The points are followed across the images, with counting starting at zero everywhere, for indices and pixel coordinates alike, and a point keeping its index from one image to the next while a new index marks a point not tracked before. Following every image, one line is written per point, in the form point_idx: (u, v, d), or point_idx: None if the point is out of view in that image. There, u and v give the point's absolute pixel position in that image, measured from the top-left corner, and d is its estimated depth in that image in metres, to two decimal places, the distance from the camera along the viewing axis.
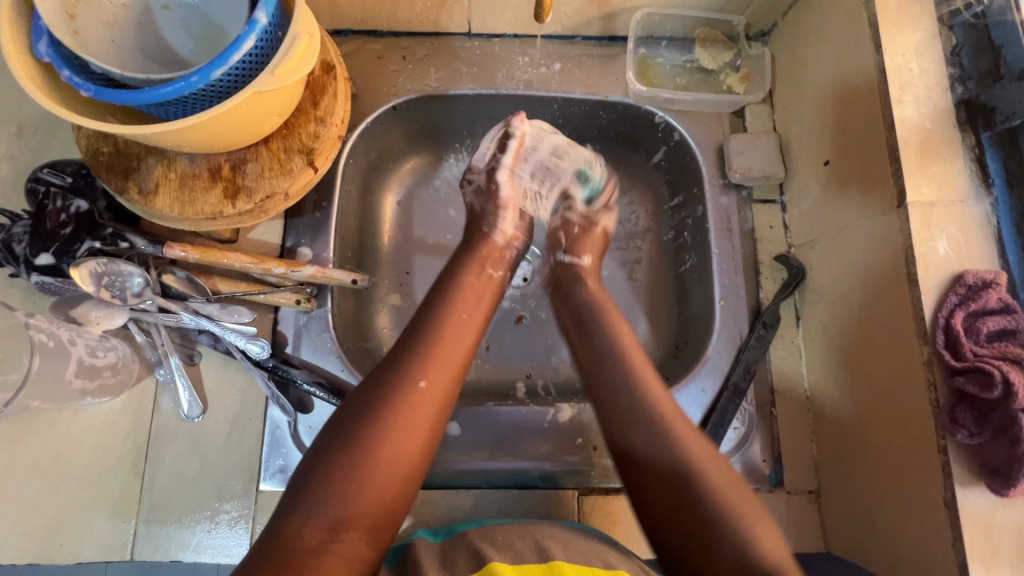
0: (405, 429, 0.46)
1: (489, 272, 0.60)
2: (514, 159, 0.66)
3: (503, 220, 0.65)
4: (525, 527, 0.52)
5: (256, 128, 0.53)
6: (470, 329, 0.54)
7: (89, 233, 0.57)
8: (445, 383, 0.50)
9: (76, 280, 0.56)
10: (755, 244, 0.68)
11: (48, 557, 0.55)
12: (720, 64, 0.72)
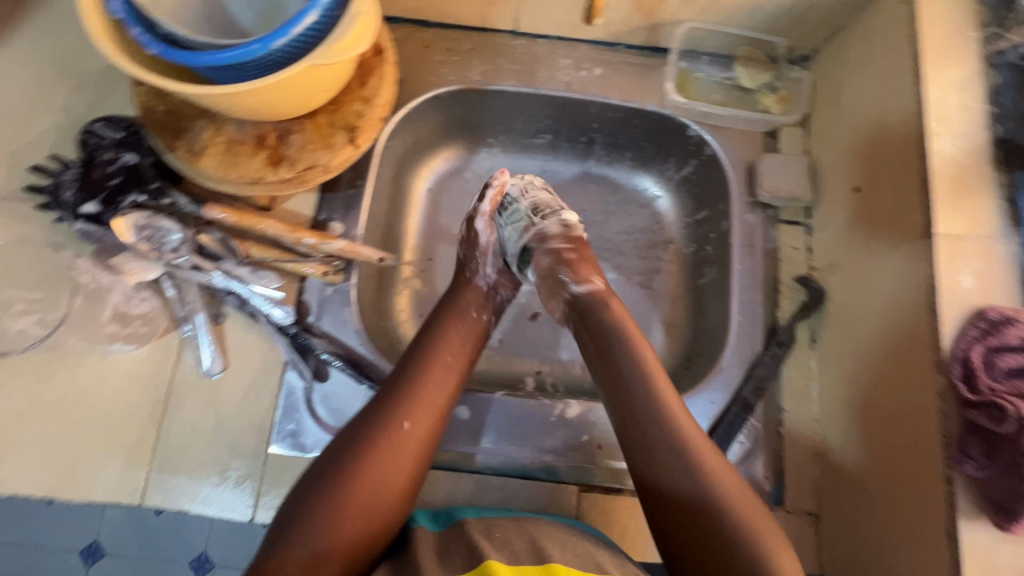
0: (388, 463, 0.51)
1: (475, 317, 0.63)
2: (492, 208, 0.69)
3: (485, 266, 0.68)
4: (520, 523, 0.53)
5: (306, 100, 0.54)
6: (454, 372, 0.58)
7: (135, 186, 0.60)
8: (426, 423, 0.54)
9: (117, 230, 0.58)
10: (778, 264, 0.68)
11: (64, 494, 0.58)
12: (758, 84, 0.73)
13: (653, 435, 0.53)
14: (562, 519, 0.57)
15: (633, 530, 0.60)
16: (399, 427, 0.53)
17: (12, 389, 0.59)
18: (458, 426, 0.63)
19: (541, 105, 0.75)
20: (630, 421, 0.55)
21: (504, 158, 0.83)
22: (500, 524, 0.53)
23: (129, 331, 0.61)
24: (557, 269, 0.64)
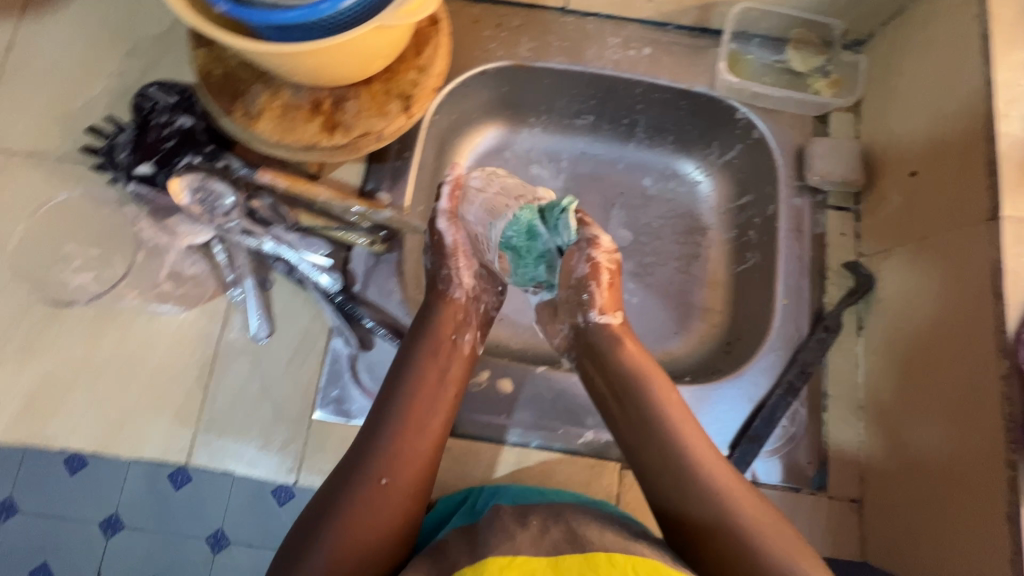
0: (369, 527, 0.48)
1: (454, 343, 0.59)
2: (450, 206, 0.61)
3: (461, 271, 0.61)
4: (559, 510, 0.52)
5: (364, 65, 0.55)
6: (435, 414, 0.55)
7: (190, 148, 0.61)
8: (407, 473, 0.51)
9: (172, 191, 0.59)
10: (826, 249, 0.68)
11: (113, 450, 0.59)
12: (810, 68, 0.71)
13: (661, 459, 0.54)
14: (592, 504, 0.56)
15: None
16: (377, 483, 0.50)
17: (67, 346, 0.60)
18: (500, 401, 0.63)
19: (587, 84, 0.75)
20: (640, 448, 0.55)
21: (544, 138, 0.84)
22: (538, 511, 0.52)
23: (181, 292, 0.62)
24: (585, 287, 0.59)
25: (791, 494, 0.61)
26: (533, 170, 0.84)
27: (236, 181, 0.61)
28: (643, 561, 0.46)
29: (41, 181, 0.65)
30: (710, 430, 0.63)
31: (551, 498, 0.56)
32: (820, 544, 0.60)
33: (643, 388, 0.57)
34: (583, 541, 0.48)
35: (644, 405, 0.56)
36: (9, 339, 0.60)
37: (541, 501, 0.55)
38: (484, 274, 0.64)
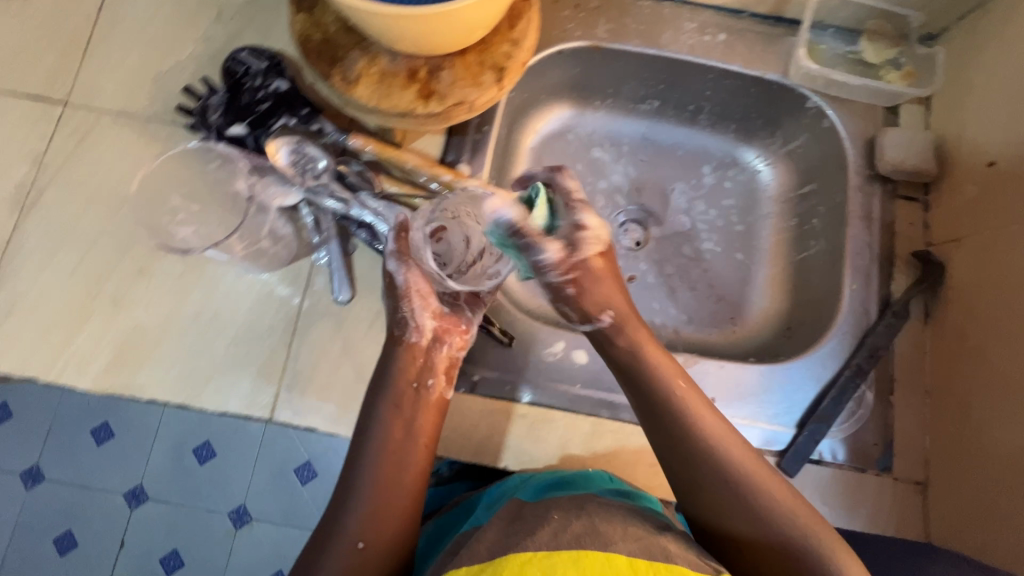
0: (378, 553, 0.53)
1: (419, 389, 0.58)
2: (399, 245, 0.58)
3: (416, 313, 0.59)
4: (582, 506, 0.50)
5: (464, 35, 0.56)
6: (410, 467, 0.56)
7: (285, 110, 0.62)
8: (383, 533, 0.53)
9: (269, 150, 0.58)
10: (895, 237, 0.69)
11: (199, 403, 0.60)
12: (882, 59, 0.72)
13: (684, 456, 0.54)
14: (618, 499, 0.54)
15: None
16: (355, 548, 0.52)
17: (157, 300, 0.62)
18: (575, 370, 0.65)
19: (660, 68, 0.76)
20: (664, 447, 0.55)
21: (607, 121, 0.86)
22: (559, 507, 0.50)
23: (275, 251, 0.62)
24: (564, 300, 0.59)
25: (857, 474, 0.62)
26: (594, 153, 0.86)
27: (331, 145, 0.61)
28: (667, 565, 0.44)
29: (130, 140, 0.66)
30: (778, 409, 0.64)
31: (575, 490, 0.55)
32: (883, 522, 0.61)
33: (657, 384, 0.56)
34: (603, 539, 0.46)
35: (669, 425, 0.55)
36: (100, 292, 0.62)
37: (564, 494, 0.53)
38: (448, 313, 0.60)
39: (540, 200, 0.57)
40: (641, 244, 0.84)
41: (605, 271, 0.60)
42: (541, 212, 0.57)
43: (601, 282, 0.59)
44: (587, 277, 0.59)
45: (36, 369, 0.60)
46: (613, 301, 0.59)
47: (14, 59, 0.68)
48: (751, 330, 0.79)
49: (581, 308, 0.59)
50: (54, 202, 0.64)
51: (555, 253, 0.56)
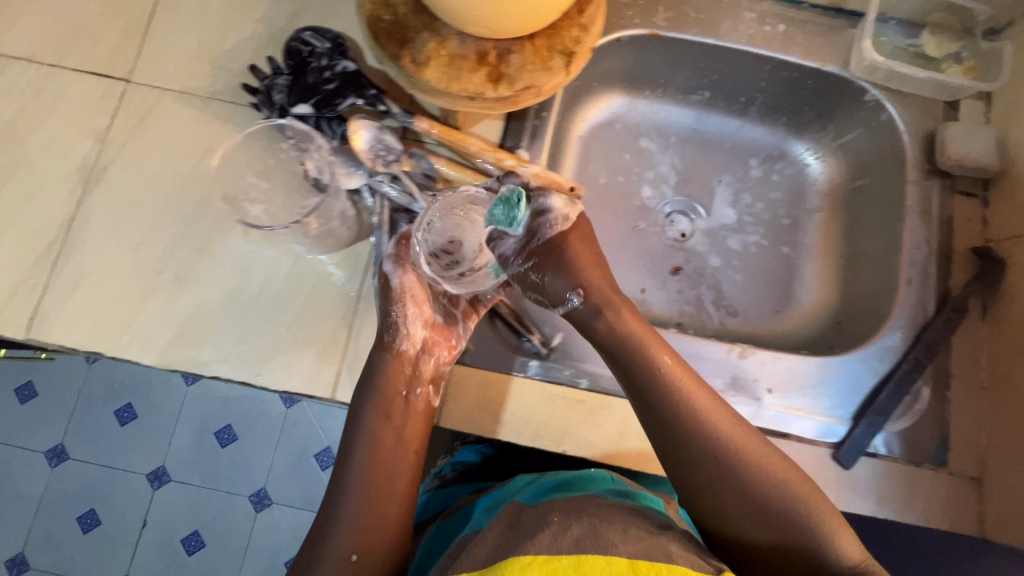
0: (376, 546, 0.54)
1: (406, 398, 0.59)
2: (400, 250, 0.61)
3: (407, 321, 0.60)
4: (581, 509, 0.51)
5: (538, 19, 0.55)
6: (400, 473, 0.58)
7: (352, 90, 0.63)
8: (375, 546, 0.54)
9: (351, 129, 0.61)
10: (953, 233, 0.69)
11: (261, 380, 0.61)
12: (943, 53, 0.72)
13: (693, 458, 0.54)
14: (618, 499, 0.57)
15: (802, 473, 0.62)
16: (348, 560, 0.53)
17: (219, 278, 0.63)
18: None
19: (717, 57, 0.76)
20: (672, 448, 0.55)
21: (657, 110, 0.85)
22: (559, 510, 0.50)
23: (341, 231, 0.62)
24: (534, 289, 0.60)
25: (912, 468, 0.62)
26: (642, 143, 0.86)
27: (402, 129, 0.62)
28: (669, 565, 0.43)
29: (192, 119, 0.67)
30: (834, 401, 0.64)
31: (576, 491, 0.58)
32: (939, 517, 0.61)
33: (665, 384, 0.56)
34: (604, 541, 0.45)
35: (669, 433, 0.55)
36: (163, 269, 0.63)
37: (564, 497, 0.56)
38: (439, 325, 0.62)
39: (520, 203, 0.57)
40: (687, 235, 0.84)
41: (584, 255, 0.60)
42: (522, 216, 0.57)
43: (573, 266, 0.59)
44: (553, 263, 0.58)
45: (100, 344, 0.61)
46: (584, 280, 0.59)
47: (79, 36, 0.68)
48: (799, 324, 0.79)
49: (550, 294, 0.59)
50: (119, 179, 0.65)
51: (515, 241, 0.59)
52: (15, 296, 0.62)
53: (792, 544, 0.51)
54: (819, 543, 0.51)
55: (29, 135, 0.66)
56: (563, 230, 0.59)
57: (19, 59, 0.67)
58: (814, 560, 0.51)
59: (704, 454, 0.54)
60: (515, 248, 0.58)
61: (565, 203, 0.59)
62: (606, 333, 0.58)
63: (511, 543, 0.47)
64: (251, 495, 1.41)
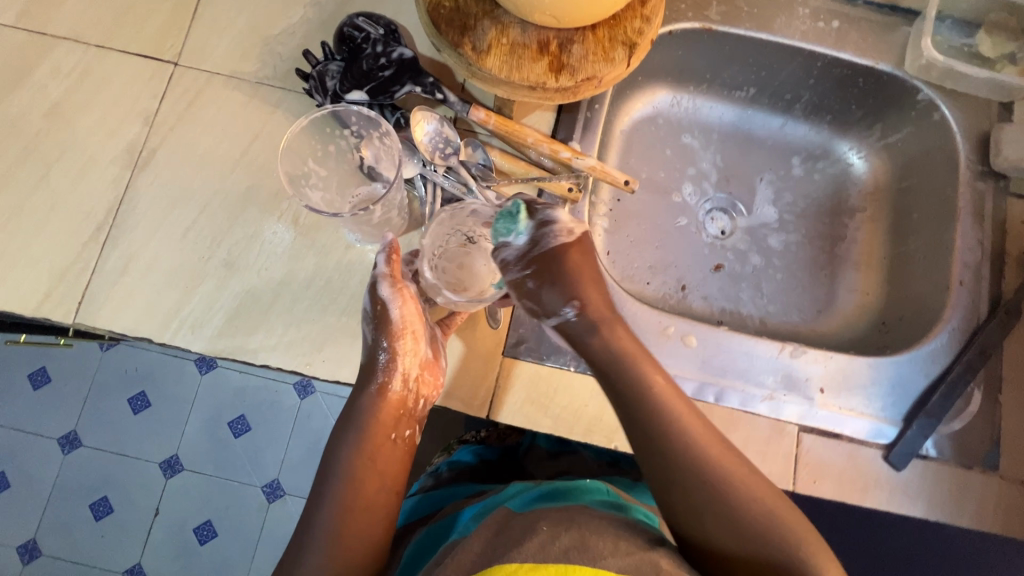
0: (363, 544, 0.52)
1: (393, 438, 0.56)
2: (392, 270, 0.58)
3: (400, 362, 0.57)
4: (572, 518, 0.52)
5: (604, 10, 0.55)
6: (380, 508, 0.54)
7: (409, 78, 0.62)
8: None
9: (414, 119, 0.61)
10: (1006, 236, 0.68)
11: (311, 369, 0.60)
12: (999, 54, 0.71)
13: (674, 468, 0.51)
14: (608, 510, 0.58)
15: (852, 474, 0.61)
16: None
17: (270, 266, 0.62)
18: (685, 354, 0.64)
19: (769, 53, 0.75)
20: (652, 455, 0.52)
21: (700, 105, 0.84)
22: (549, 518, 0.51)
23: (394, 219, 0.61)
24: (531, 297, 0.58)
25: (963, 471, 0.62)
26: (684, 139, 0.85)
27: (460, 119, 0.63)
28: None
29: (241, 103, 0.66)
30: (885, 401, 0.64)
31: (567, 501, 0.59)
32: (990, 521, 0.60)
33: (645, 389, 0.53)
34: (593, 553, 0.47)
35: (655, 453, 0.51)
36: (212, 256, 0.62)
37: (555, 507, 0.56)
38: (431, 362, 0.59)
39: (521, 215, 0.57)
40: (727, 233, 0.83)
41: (586, 272, 0.58)
42: (522, 224, 0.57)
43: (572, 280, 0.58)
44: (552, 274, 0.57)
45: (148, 329, 0.60)
46: (581, 295, 0.57)
47: (127, 17, 0.67)
48: (842, 324, 0.78)
49: (544, 304, 0.58)
50: (166, 163, 0.64)
51: (517, 248, 0.57)
52: (62, 279, 0.61)
53: (775, 567, 0.47)
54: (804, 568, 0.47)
55: (77, 116, 0.65)
56: (567, 243, 0.58)
57: (65, 39, 0.66)
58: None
59: (693, 478, 0.50)
60: (516, 254, 0.57)
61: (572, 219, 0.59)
62: (598, 351, 0.56)
63: (500, 550, 0.49)
64: (264, 486, 1.40)
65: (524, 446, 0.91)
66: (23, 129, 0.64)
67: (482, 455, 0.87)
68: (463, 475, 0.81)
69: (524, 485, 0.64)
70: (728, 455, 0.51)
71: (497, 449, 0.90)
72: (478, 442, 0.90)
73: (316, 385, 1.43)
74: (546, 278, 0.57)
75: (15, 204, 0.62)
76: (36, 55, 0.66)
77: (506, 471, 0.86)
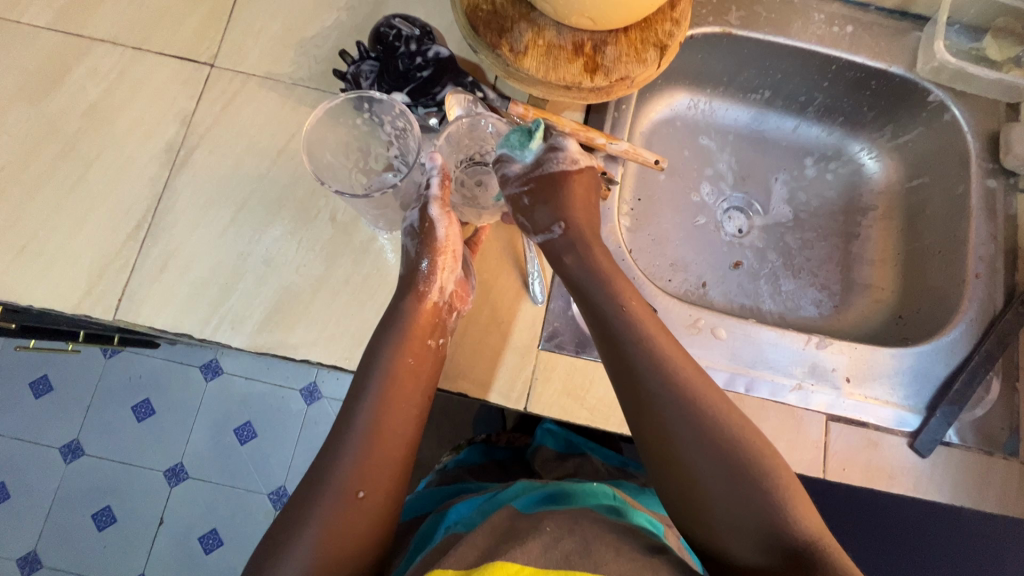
0: (393, 463, 0.54)
1: (429, 344, 0.58)
2: (444, 194, 0.60)
3: (443, 275, 0.59)
4: (576, 521, 0.56)
5: (640, 14, 0.57)
6: (411, 412, 0.56)
7: (447, 78, 0.65)
8: (382, 481, 0.53)
9: (448, 104, 0.64)
10: (1017, 230, 0.71)
11: (350, 364, 0.61)
12: (1006, 57, 0.75)
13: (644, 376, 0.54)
14: (613, 515, 0.60)
15: (877, 462, 0.63)
16: (354, 496, 0.51)
17: (308, 262, 0.63)
18: (715, 345, 0.66)
19: (786, 56, 0.78)
20: (626, 367, 0.55)
21: (717, 106, 0.86)
22: (554, 520, 0.56)
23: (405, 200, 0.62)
24: (524, 211, 0.63)
25: (985, 457, 0.64)
26: (702, 140, 0.87)
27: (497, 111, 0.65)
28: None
29: (277, 104, 0.67)
30: (909, 390, 0.66)
31: (574, 504, 0.61)
32: (1013, 505, 0.62)
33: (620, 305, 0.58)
34: (595, 559, 0.50)
35: (631, 373, 0.55)
36: (250, 253, 0.63)
37: (561, 509, 0.59)
38: (466, 282, 0.62)
39: (536, 134, 0.61)
40: (744, 231, 0.85)
41: (577, 199, 0.64)
42: (533, 145, 0.62)
43: (563, 201, 0.63)
44: (548, 193, 0.62)
45: (185, 325, 0.61)
46: (568, 215, 0.63)
47: (163, 18, 0.68)
48: (860, 318, 0.79)
49: (535, 221, 0.63)
50: (203, 162, 0.65)
51: (519, 167, 0.63)
52: (101, 277, 0.61)
53: (738, 468, 0.50)
54: (761, 467, 0.51)
55: (114, 117, 0.66)
56: (568, 170, 0.64)
57: (102, 42, 0.67)
58: (758, 481, 0.50)
59: (667, 397, 0.53)
60: (518, 172, 0.63)
61: (580, 151, 0.64)
62: (576, 266, 0.61)
63: (503, 546, 0.52)
64: (270, 493, 1.38)
65: (533, 448, 0.86)
66: (61, 129, 0.65)
67: (490, 454, 0.87)
68: (466, 472, 0.80)
69: (529, 484, 0.66)
70: (700, 379, 0.55)
71: (506, 449, 0.90)
72: (486, 441, 0.90)
73: (324, 390, 1.42)
74: (544, 194, 0.62)
75: (53, 201, 0.63)
76: (73, 56, 0.67)
77: (513, 471, 0.84)
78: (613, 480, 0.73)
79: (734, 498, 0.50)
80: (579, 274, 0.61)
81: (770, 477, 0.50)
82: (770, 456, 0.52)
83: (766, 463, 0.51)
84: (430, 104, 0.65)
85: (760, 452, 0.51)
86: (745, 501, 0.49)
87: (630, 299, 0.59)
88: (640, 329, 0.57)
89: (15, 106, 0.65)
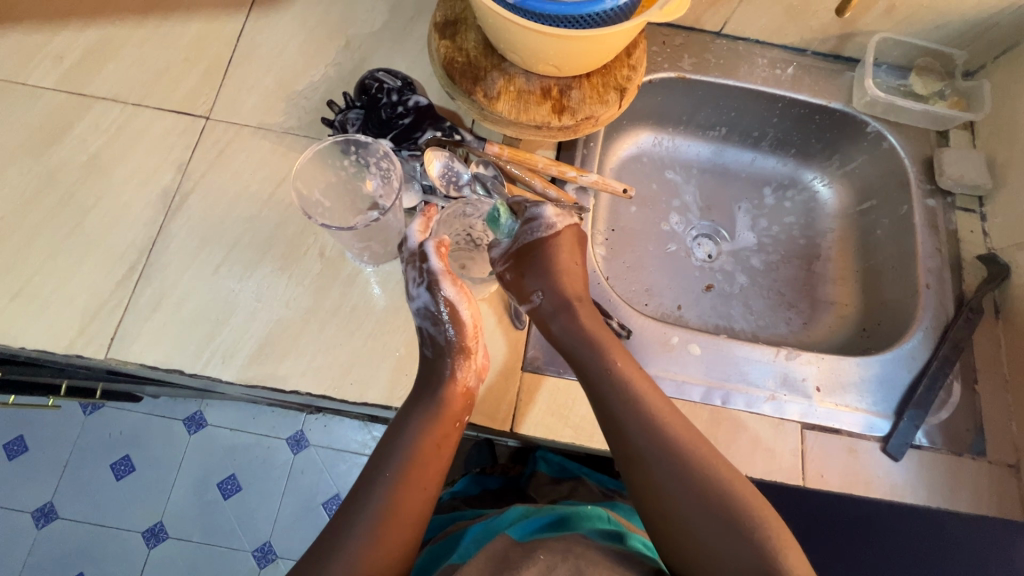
0: (411, 526, 0.55)
1: (458, 426, 0.60)
2: (447, 267, 0.61)
3: (471, 352, 0.62)
4: (565, 544, 0.57)
5: (598, 62, 0.63)
6: (421, 491, 0.56)
7: (427, 124, 0.71)
8: (392, 555, 0.53)
9: (426, 159, 0.68)
10: (960, 243, 0.78)
11: (338, 393, 0.63)
12: (931, 91, 0.84)
13: (631, 427, 0.58)
14: (607, 540, 0.59)
15: (856, 468, 0.65)
16: None
17: (298, 296, 0.66)
18: (689, 360, 0.69)
19: (736, 97, 0.86)
20: (613, 420, 0.59)
21: (679, 141, 0.93)
22: (542, 545, 0.56)
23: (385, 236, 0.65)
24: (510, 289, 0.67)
25: (955, 458, 0.66)
26: (668, 174, 0.93)
27: (473, 152, 0.70)
28: None
29: (268, 150, 0.72)
30: (876, 396, 0.69)
31: (567, 531, 0.59)
32: (986, 504, 0.65)
33: (602, 360, 0.61)
34: None
35: (621, 431, 0.58)
36: (242, 290, 0.65)
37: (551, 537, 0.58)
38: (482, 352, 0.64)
39: (502, 214, 0.67)
40: (714, 256, 0.90)
41: (562, 263, 0.67)
42: (505, 223, 0.68)
43: (547, 269, 0.66)
44: (532, 263, 0.66)
45: (176, 362, 0.62)
46: (553, 284, 0.66)
47: (161, 77, 0.74)
48: (827, 332, 0.84)
49: (523, 289, 0.66)
50: (198, 206, 0.68)
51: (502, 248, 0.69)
52: (94, 319, 0.63)
53: (728, 517, 0.53)
54: (750, 514, 0.53)
55: (112, 167, 0.69)
56: (546, 238, 0.67)
57: (103, 99, 0.72)
58: (743, 530, 0.52)
59: (655, 452, 0.57)
60: (501, 253, 0.68)
61: (555, 213, 0.67)
62: (562, 333, 0.64)
63: None
64: (255, 550, 1.33)
65: (528, 475, 0.86)
66: (61, 181, 0.68)
67: (483, 483, 0.88)
68: (461, 502, 0.82)
69: (526, 507, 0.65)
70: (689, 432, 0.58)
71: (499, 477, 0.90)
72: (480, 470, 0.90)
73: (311, 438, 1.40)
74: (528, 263, 0.66)
75: (48, 249, 0.65)
76: (74, 113, 0.71)
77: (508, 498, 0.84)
78: (607, 502, 0.74)
79: (727, 547, 0.52)
80: (566, 336, 0.64)
81: (760, 524, 0.52)
82: (756, 500, 0.54)
83: (755, 510, 0.53)
84: (413, 147, 0.70)
85: (754, 500, 0.54)
86: (736, 549, 0.51)
87: (613, 351, 0.62)
88: (622, 381, 0.60)
89: (16, 161, 0.69)
